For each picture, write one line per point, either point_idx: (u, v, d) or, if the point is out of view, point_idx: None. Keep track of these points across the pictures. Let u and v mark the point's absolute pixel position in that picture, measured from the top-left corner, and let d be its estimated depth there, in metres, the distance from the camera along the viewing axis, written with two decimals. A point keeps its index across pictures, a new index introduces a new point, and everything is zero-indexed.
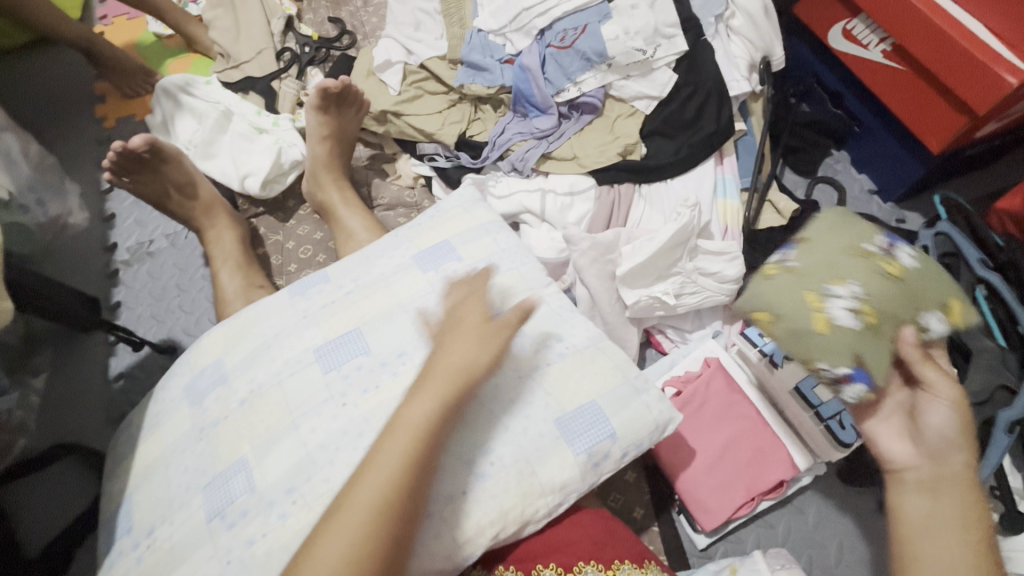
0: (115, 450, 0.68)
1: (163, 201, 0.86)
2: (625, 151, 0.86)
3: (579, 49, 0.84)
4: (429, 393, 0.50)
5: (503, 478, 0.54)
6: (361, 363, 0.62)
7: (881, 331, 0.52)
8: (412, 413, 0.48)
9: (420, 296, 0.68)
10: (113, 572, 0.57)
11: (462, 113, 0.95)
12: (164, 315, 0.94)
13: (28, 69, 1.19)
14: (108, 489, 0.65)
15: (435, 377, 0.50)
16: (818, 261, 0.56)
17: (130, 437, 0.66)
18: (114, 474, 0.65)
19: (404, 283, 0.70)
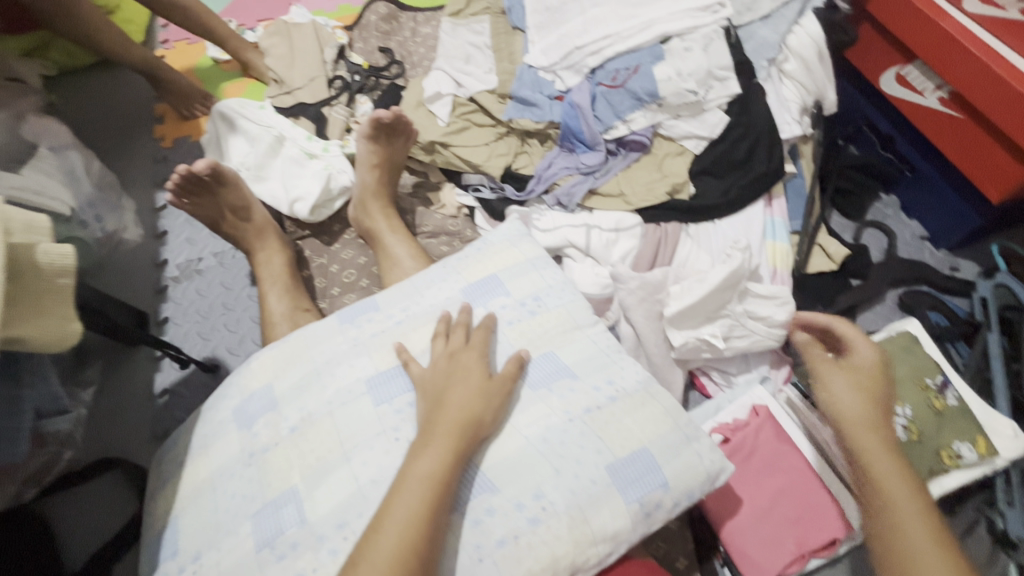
0: (161, 470, 0.69)
1: (218, 223, 0.89)
2: (672, 190, 0.86)
3: (630, 89, 0.85)
4: (437, 441, 0.54)
5: (555, 524, 0.52)
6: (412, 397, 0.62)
7: (923, 448, 0.65)
8: (424, 461, 0.52)
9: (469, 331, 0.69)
10: None
11: (509, 146, 0.96)
12: (209, 333, 0.96)
13: (93, 89, 1.24)
14: (153, 509, 0.65)
15: (442, 424, 0.55)
16: (888, 375, 0.69)
17: (177, 457, 0.67)
18: (159, 493, 0.66)
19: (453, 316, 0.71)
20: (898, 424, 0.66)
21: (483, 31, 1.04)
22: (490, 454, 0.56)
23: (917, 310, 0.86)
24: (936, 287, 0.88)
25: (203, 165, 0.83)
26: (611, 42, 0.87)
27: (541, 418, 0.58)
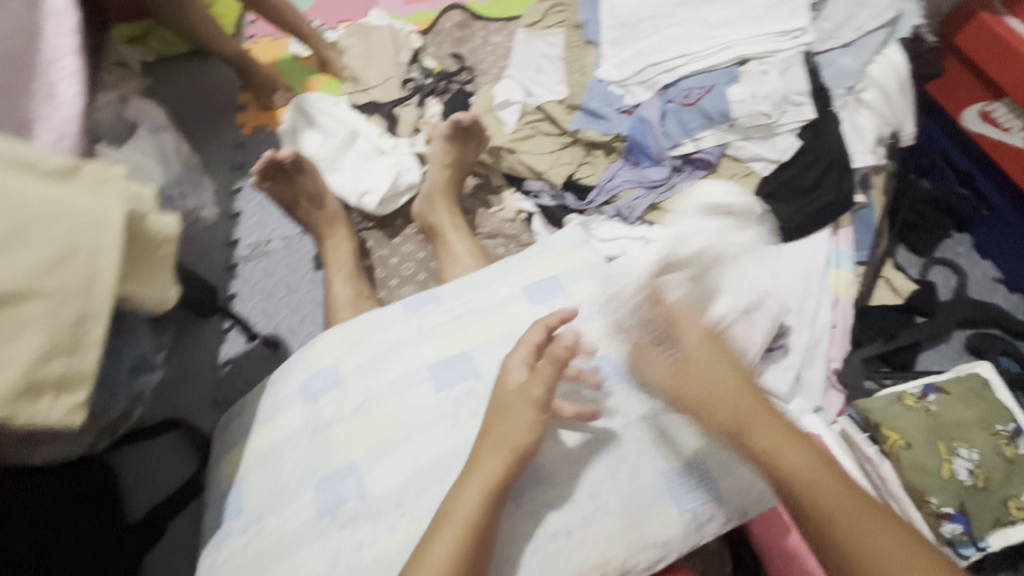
0: (226, 434, 0.73)
1: (293, 208, 0.93)
2: (737, 211, 0.86)
3: (702, 108, 0.86)
4: (478, 479, 0.52)
5: (607, 525, 0.54)
6: (471, 388, 0.65)
7: (987, 494, 0.63)
8: (466, 499, 0.51)
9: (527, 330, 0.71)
10: (220, 551, 0.60)
11: (573, 156, 0.97)
12: (272, 311, 1.01)
13: (185, 76, 1.33)
14: (220, 469, 0.69)
15: (486, 461, 0.53)
16: (955, 417, 0.67)
17: (244, 423, 0.71)
18: (226, 456, 0.70)
19: (512, 314, 0.73)
20: (961, 467, 0.64)
21: (556, 43, 1.07)
22: (546, 451, 0.58)
23: (986, 353, 0.83)
24: (1009, 332, 0.85)
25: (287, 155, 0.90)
26: (687, 61, 0.88)
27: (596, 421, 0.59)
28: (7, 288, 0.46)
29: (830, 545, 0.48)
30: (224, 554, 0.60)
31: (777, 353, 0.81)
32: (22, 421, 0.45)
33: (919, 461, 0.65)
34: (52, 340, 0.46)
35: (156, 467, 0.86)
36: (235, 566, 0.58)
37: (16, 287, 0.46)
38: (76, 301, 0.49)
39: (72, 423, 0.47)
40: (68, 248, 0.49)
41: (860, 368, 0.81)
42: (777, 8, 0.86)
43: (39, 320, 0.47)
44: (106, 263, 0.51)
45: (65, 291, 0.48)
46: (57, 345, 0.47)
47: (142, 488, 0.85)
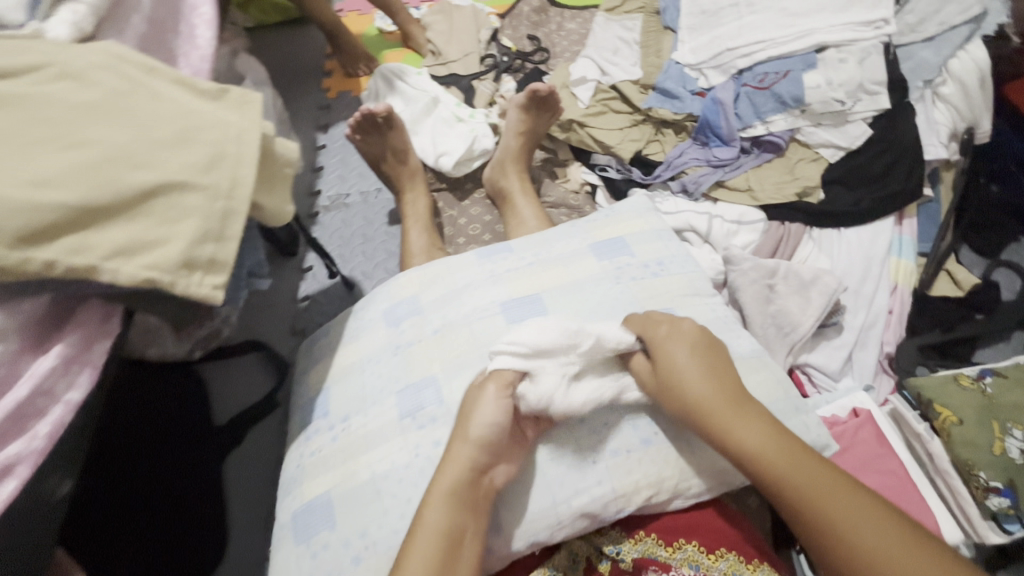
0: (312, 351, 0.81)
1: (379, 161, 1.02)
2: (802, 193, 0.88)
3: (776, 92, 0.89)
4: (443, 485, 0.54)
5: (664, 449, 0.59)
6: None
7: None
8: (433, 509, 0.53)
9: (594, 280, 0.76)
10: (309, 444, 0.68)
11: (643, 133, 1.02)
12: (348, 256, 1.09)
13: (280, 41, 1.43)
14: (308, 379, 0.77)
15: (447, 470, 0.55)
16: (1012, 400, 0.69)
17: (331, 342, 0.79)
18: (313, 368, 0.77)
19: (580, 265, 0.78)
20: (1013, 446, 0.66)
21: (634, 27, 1.12)
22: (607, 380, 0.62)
23: None
24: None
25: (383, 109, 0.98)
26: (765, 47, 0.91)
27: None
28: (172, 179, 0.53)
29: (792, 510, 0.51)
30: (313, 446, 0.67)
31: (830, 331, 0.83)
32: (178, 291, 0.51)
33: (970, 436, 0.67)
34: (205, 228, 0.54)
35: (239, 381, 0.94)
36: (323, 456, 0.65)
37: (183, 179, 0.54)
38: (223, 198, 0.56)
39: (215, 300, 0.54)
40: (218, 154, 0.57)
41: (917, 355, 0.80)
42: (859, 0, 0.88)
43: (195, 209, 0.54)
44: (247, 170, 0.58)
45: (214, 188, 0.55)
46: (207, 232, 0.54)
47: (225, 398, 0.92)
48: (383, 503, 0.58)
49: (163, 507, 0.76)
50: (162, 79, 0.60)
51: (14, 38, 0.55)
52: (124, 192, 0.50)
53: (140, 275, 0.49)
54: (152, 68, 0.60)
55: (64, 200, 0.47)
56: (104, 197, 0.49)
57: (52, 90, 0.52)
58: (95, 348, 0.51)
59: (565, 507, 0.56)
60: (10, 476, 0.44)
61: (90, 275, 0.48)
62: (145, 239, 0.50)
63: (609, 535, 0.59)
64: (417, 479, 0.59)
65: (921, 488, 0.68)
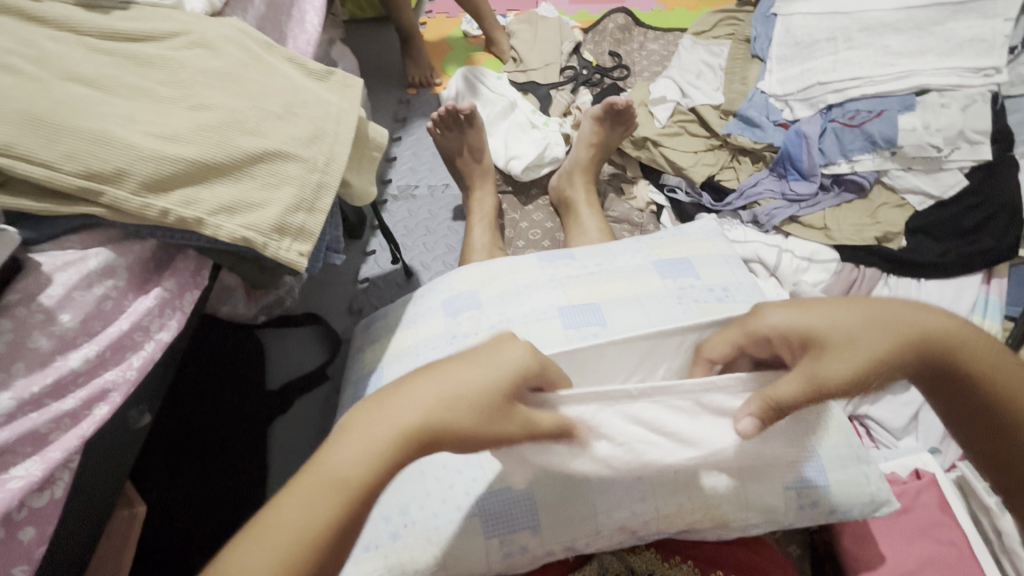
0: (370, 330, 0.85)
1: (455, 157, 1.05)
2: (882, 237, 0.85)
3: (867, 131, 0.86)
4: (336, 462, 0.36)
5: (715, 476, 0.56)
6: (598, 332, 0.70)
7: None
8: (331, 469, 0.35)
9: (656, 296, 0.75)
10: None
11: (718, 158, 1.01)
12: (410, 245, 1.12)
13: (370, 36, 1.50)
14: (363, 356, 0.81)
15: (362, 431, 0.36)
16: None
17: (389, 325, 0.81)
18: (370, 347, 0.81)
19: (642, 280, 0.77)
20: None
21: (721, 52, 1.10)
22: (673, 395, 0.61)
23: None
24: None
25: (466, 106, 1.01)
26: (860, 84, 0.89)
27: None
28: (278, 148, 0.57)
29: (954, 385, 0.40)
30: None
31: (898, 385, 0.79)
32: (269, 253, 0.55)
33: None
34: (299, 197, 0.58)
35: (293, 348, 0.98)
36: None
37: (287, 148, 0.57)
38: (319, 171, 0.60)
39: (299, 267, 0.57)
40: (319, 131, 0.61)
41: None
42: (968, 46, 0.85)
43: (294, 179, 0.58)
44: (342, 149, 0.62)
45: (313, 162, 0.59)
46: (301, 201, 0.58)
47: (280, 363, 0.96)
48: (425, 486, 0.58)
49: (214, 456, 0.80)
50: (278, 56, 0.65)
51: (157, 7, 0.61)
52: (236, 154, 0.54)
53: (242, 232, 0.53)
54: (270, 46, 0.64)
55: (188, 155, 0.51)
56: (218, 157, 0.53)
57: (186, 56, 0.57)
58: (186, 297, 0.56)
59: (605, 520, 0.55)
60: (103, 400, 0.46)
61: (197, 227, 0.52)
62: (249, 200, 0.54)
63: (642, 555, 0.59)
64: (460, 466, 0.59)
65: (984, 565, 0.62)
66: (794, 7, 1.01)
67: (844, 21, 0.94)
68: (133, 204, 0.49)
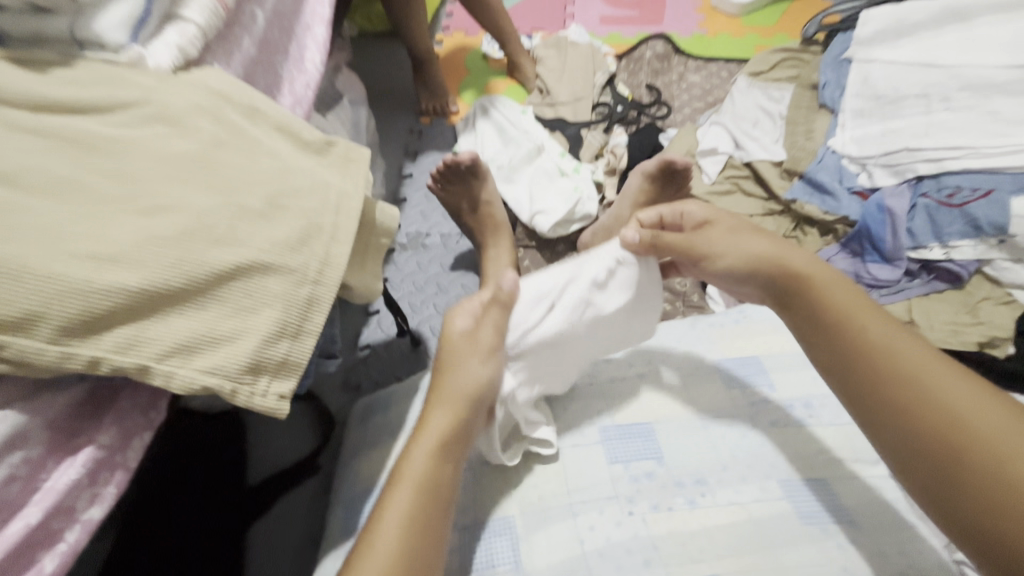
0: (369, 431, 0.72)
1: (459, 215, 0.92)
2: (984, 342, 0.70)
3: (969, 214, 0.72)
4: (425, 435, 0.54)
5: None
6: (651, 471, 0.59)
7: None
8: (415, 459, 0.52)
9: (722, 417, 0.63)
10: None
11: (778, 226, 0.87)
12: (419, 306, 0.99)
13: (380, 54, 1.36)
14: (357, 466, 0.68)
15: (437, 412, 0.55)
16: None
17: (399, 428, 0.69)
18: (369, 453, 0.68)
19: (703, 393, 0.66)
20: None
21: (781, 97, 0.96)
22: (740, 565, 0.52)
23: None
24: None
25: (467, 158, 0.87)
26: (962, 154, 0.74)
27: (808, 563, 0.51)
28: (255, 259, 0.43)
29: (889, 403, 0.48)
30: None
31: None
32: (240, 403, 0.42)
33: None
34: (283, 320, 0.44)
35: (281, 432, 0.84)
36: None
37: (266, 259, 0.44)
38: (310, 282, 0.47)
39: (279, 413, 0.44)
40: (312, 227, 0.48)
41: None
42: None
43: (276, 298, 0.44)
44: (341, 249, 0.49)
45: (301, 272, 0.46)
46: (285, 326, 0.44)
47: (264, 450, 0.83)
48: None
49: None
50: (264, 124, 0.51)
51: (110, 65, 0.47)
52: (199, 275, 0.41)
53: (201, 381, 0.40)
54: (255, 111, 0.51)
55: (133, 282, 0.38)
56: (175, 282, 0.40)
57: (142, 136, 0.44)
58: (132, 446, 0.43)
59: None
60: None
61: (140, 377, 0.39)
62: (217, 333, 0.41)
63: None
64: None
65: None
66: (875, 53, 0.86)
67: (940, 75, 0.79)
68: (51, 359, 0.36)
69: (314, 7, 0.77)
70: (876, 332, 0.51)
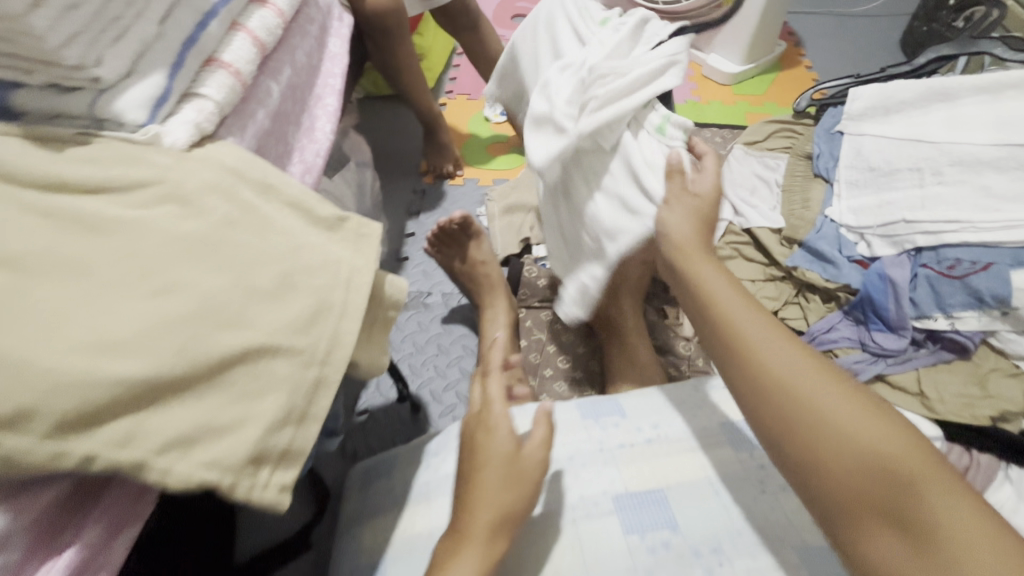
0: (369, 494, 0.69)
1: (461, 270, 0.98)
2: (998, 417, 0.69)
3: (970, 285, 0.72)
4: (473, 546, 0.50)
5: None
6: (668, 540, 0.57)
7: None
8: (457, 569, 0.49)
9: (733, 481, 0.61)
10: None
11: (780, 291, 0.88)
12: (419, 369, 0.96)
13: (386, 116, 1.40)
14: (361, 534, 0.65)
15: (487, 489, 0.53)
16: None
17: (394, 492, 0.66)
18: (370, 521, 0.65)
19: (714, 455, 0.64)
20: None
21: (777, 167, 1.00)
22: None
23: None
24: None
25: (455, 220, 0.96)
26: (958, 229, 0.76)
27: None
28: (264, 344, 0.43)
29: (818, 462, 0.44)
30: None
31: None
32: (239, 496, 0.40)
33: None
34: (289, 406, 0.43)
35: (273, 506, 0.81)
36: None
37: (275, 341, 0.43)
38: (318, 364, 0.45)
39: (280, 506, 0.42)
40: (322, 308, 0.47)
41: None
42: None
43: (283, 382, 0.43)
44: (351, 327, 0.48)
45: (310, 353, 0.45)
46: (290, 412, 0.43)
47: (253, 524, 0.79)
48: None
49: None
50: (276, 200, 0.51)
51: (125, 145, 0.48)
52: (203, 361, 0.40)
53: (197, 478, 0.38)
54: (269, 189, 0.51)
55: (131, 374, 0.37)
56: (182, 368, 0.39)
57: (154, 216, 0.43)
58: (117, 544, 0.41)
59: None
60: None
61: (134, 473, 0.36)
62: (220, 421, 0.40)
63: None
64: None
65: None
66: (863, 128, 0.90)
67: (929, 151, 0.82)
68: (42, 457, 0.34)
69: (327, 80, 0.80)
70: (822, 401, 0.45)
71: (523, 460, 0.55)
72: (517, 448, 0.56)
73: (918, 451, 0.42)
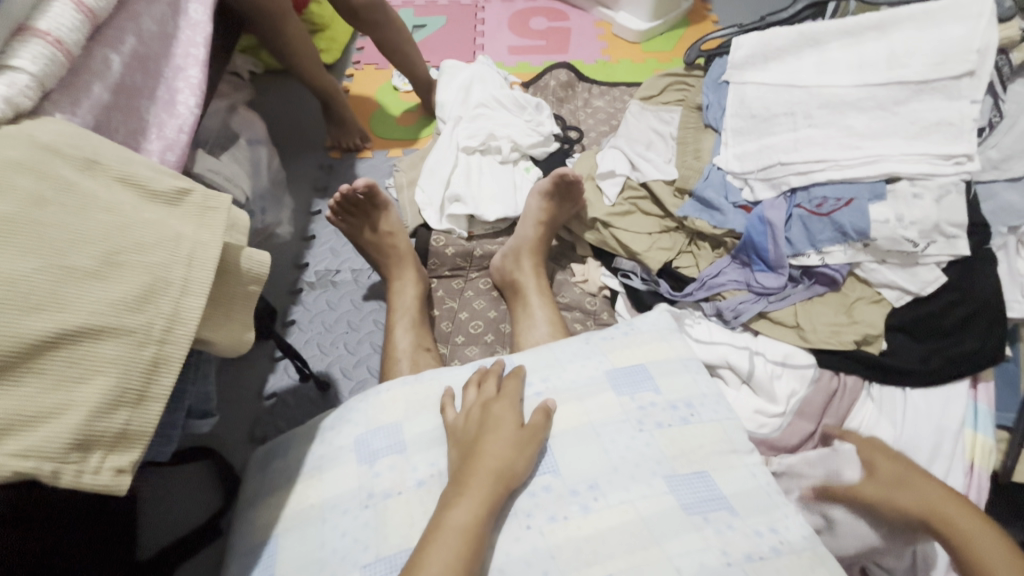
0: (267, 474, 0.68)
1: (364, 242, 0.97)
2: (862, 340, 0.75)
3: (835, 221, 0.77)
4: (472, 496, 0.55)
5: None
6: (549, 484, 0.60)
7: None
8: (456, 513, 0.54)
9: (614, 425, 0.64)
10: None
11: (675, 242, 0.90)
12: (328, 348, 0.95)
13: (288, 90, 1.34)
14: (256, 513, 0.64)
15: (491, 448, 0.59)
16: None
17: (289, 469, 0.66)
18: (265, 499, 0.64)
19: (598, 402, 0.66)
20: None
21: (671, 120, 1.01)
22: None
23: None
24: None
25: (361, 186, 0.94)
26: (827, 169, 0.80)
27: (695, 552, 0.54)
28: (82, 328, 0.40)
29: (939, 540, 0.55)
30: None
31: None
32: (65, 482, 0.39)
33: None
34: (119, 389, 0.41)
35: (179, 498, 0.79)
36: None
37: (95, 324, 0.41)
38: (154, 343, 0.43)
39: (118, 488, 0.41)
40: (155, 285, 0.44)
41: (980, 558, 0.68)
42: (936, 130, 0.76)
43: (110, 363, 0.41)
44: (194, 302, 0.45)
45: (142, 333, 0.43)
46: (123, 393, 0.41)
47: (159, 518, 0.78)
48: None
49: None
50: (103, 176, 0.48)
51: None
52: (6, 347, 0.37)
53: (10, 467, 0.36)
54: (93, 164, 0.48)
55: None
56: None
57: None
58: None
59: None
60: None
61: None
62: (34, 410, 0.38)
63: None
64: None
65: None
66: (746, 76, 0.92)
67: (802, 96, 0.86)
68: None
69: (188, 45, 0.73)
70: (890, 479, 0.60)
71: (531, 427, 0.62)
72: (522, 422, 0.62)
73: (947, 495, 0.57)
